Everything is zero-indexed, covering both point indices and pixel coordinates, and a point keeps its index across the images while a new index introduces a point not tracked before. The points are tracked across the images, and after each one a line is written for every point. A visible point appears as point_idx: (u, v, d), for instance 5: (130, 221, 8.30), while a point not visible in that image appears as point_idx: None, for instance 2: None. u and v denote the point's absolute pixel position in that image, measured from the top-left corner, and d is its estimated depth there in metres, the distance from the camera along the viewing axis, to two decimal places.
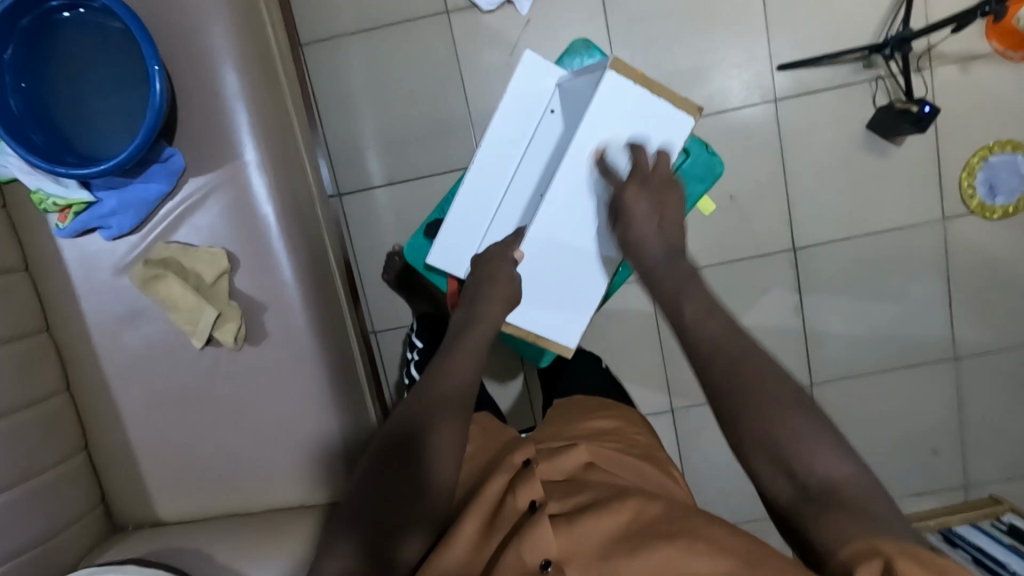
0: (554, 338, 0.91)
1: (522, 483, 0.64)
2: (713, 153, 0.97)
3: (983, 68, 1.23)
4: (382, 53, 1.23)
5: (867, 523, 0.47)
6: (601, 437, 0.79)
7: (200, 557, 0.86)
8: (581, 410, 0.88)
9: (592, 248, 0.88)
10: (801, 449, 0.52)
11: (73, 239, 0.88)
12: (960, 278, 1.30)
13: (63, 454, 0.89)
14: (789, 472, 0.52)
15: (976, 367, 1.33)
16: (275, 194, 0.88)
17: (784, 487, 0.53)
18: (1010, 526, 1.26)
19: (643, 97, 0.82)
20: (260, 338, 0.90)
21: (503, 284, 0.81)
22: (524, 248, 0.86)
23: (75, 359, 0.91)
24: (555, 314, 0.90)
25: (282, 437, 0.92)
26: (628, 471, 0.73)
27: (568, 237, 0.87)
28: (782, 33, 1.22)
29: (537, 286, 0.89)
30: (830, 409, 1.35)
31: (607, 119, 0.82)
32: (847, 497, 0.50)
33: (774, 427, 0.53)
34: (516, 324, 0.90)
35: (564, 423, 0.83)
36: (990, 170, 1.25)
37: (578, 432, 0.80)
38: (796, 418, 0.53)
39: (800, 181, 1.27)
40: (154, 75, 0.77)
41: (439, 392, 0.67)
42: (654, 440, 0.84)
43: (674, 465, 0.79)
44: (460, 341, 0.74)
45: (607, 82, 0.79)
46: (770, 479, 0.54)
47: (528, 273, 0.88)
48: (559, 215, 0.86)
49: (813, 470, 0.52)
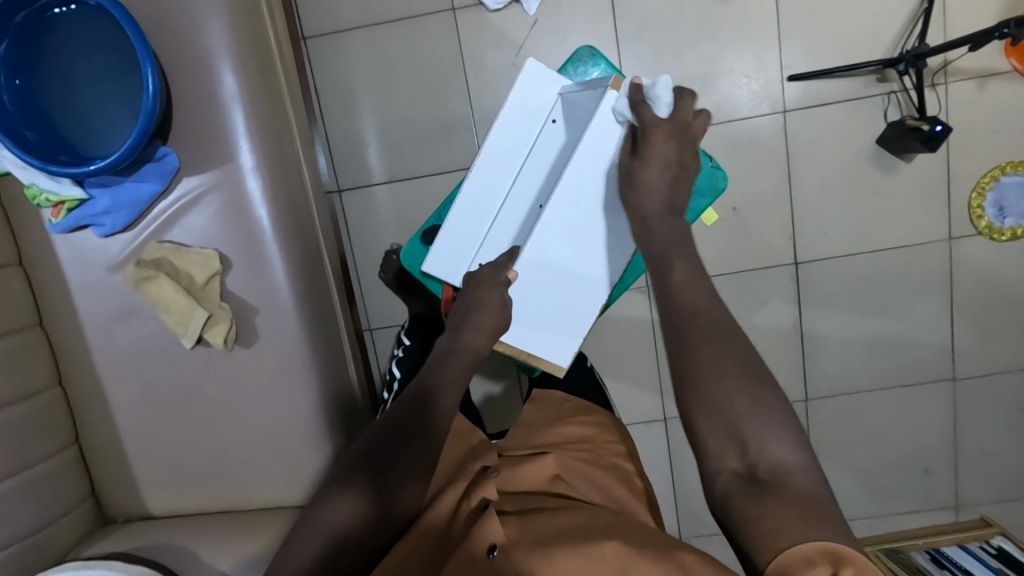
0: (548, 358, 0.88)
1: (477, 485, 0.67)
2: (715, 167, 0.95)
3: (1000, 85, 1.19)
4: (386, 49, 1.22)
5: (802, 504, 0.47)
6: (571, 444, 0.80)
7: (186, 555, 0.87)
8: (555, 412, 0.86)
9: (590, 269, 0.88)
10: (751, 432, 0.52)
11: (67, 234, 0.88)
12: (963, 299, 1.28)
13: (55, 446, 0.90)
14: (742, 455, 0.51)
15: (973, 389, 1.32)
16: (270, 197, 0.88)
17: (733, 467, 0.51)
18: (999, 549, 1.27)
19: None
20: (251, 340, 0.90)
21: (492, 310, 0.80)
22: (519, 268, 0.86)
23: (67, 353, 0.91)
24: (550, 333, 0.89)
25: (270, 439, 0.93)
26: (590, 487, 0.73)
27: (563, 257, 0.87)
28: (795, 43, 1.19)
29: (532, 301, 0.88)
30: (823, 425, 1.35)
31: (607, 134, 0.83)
32: (792, 483, 0.49)
33: (721, 412, 0.53)
34: (508, 341, 0.89)
35: (535, 427, 0.83)
36: (1001, 191, 1.23)
37: (548, 439, 0.80)
38: (749, 402, 0.53)
39: (805, 194, 1.25)
40: (148, 76, 0.76)
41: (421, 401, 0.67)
42: (628, 448, 0.83)
43: (641, 478, 0.79)
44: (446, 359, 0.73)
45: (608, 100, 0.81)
46: (723, 459, 0.52)
47: (521, 293, 0.87)
48: (557, 230, 0.86)
49: (768, 455, 0.51)
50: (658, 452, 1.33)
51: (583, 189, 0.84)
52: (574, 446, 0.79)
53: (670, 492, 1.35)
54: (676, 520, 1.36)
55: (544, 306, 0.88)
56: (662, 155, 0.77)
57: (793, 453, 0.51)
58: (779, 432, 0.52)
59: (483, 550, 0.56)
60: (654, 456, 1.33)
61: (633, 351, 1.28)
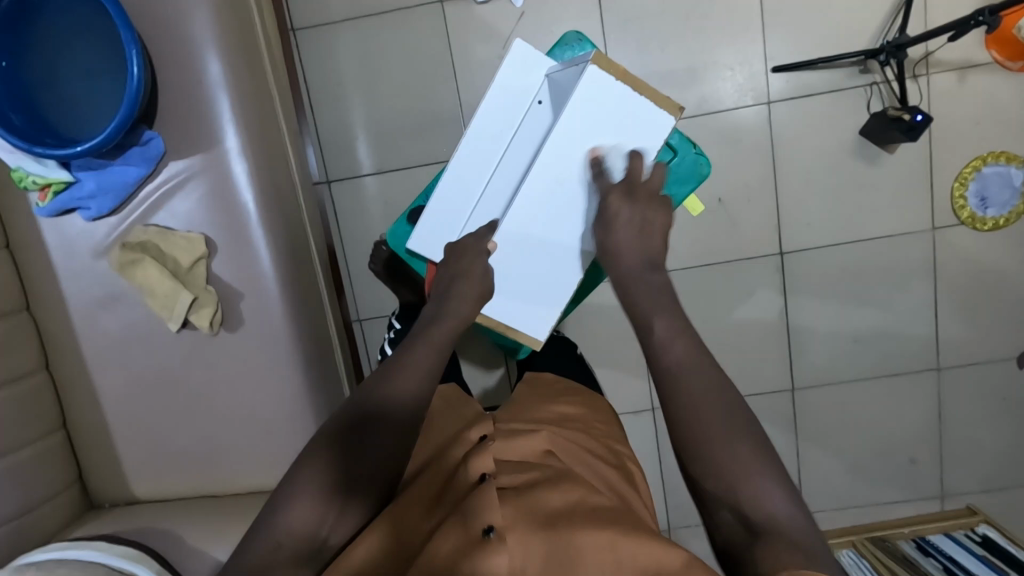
0: (525, 331, 0.89)
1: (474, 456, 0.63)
2: (699, 153, 0.94)
3: (981, 77, 1.21)
4: (374, 42, 1.23)
5: (803, 552, 0.46)
6: (563, 422, 0.78)
7: (171, 537, 0.88)
8: (545, 394, 0.86)
9: (571, 240, 0.86)
10: (745, 480, 0.51)
11: (54, 218, 0.88)
12: (947, 288, 1.30)
13: (41, 430, 0.90)
14: (736, 506, 0.51)
15: (958, 378, 1.33)
16: (255, 182, 0.89)
17: (731, 522, 0.51)
18: (983, 537, 1.28)
19: (624, 94, 0.80)
20: (236, 325, 0.91)
21: (475, 280, 0.75)
22: (498, 239, 0.84)
23: (54, 338, 0.92)
24: (527, 306, 0.88)
25: (256, 423, 0.93)
26: (581, 463, 0.69)
27: (544, 228, 0.85)
28: (778, 35, 1.21)
29: (512, 275, 0.86)
30: (809, 415, 1.36)
31: (586, 113, 0.80)
32: (790, 537, 0.48)
33: (715, 461, 0.53)
34: (491, 315, 0.88)
35: (527, 407, 0.81)
36: (982, 181, 1.24)
37: (540, 415, 0.78)
38: (742, 450, 0.53)
39: (789, 185, 1.26)
40: (132, 60, 0.77)
41: (406, 385, 0.62)
42: (615, 431, 0.82)
43: (632, 460, 0.77)
44: (430, 331, 0.68)
45: (588, 77, 0.77)
46: (718, 508, 0.52)
47: (501, 264, 0.85)
48: (535, 206, 0.84)
49: (761, 509, 0.50)
50: (646, 441, 1.34)
51: (561, 170, 0.83)
52: (567, 425, 0.77)
53: (658, 482, 1.36)
54: (664, 510, 1.37)
55: (526, 282, 0.87)
56: (630, 215, 0.73)
57: (789, 510, 0.50)
58: (772, 483, 0.51)
59: (479, 532, 0.53)
60: (642, 446, 1.34)
61: (619, 340, 1.29)
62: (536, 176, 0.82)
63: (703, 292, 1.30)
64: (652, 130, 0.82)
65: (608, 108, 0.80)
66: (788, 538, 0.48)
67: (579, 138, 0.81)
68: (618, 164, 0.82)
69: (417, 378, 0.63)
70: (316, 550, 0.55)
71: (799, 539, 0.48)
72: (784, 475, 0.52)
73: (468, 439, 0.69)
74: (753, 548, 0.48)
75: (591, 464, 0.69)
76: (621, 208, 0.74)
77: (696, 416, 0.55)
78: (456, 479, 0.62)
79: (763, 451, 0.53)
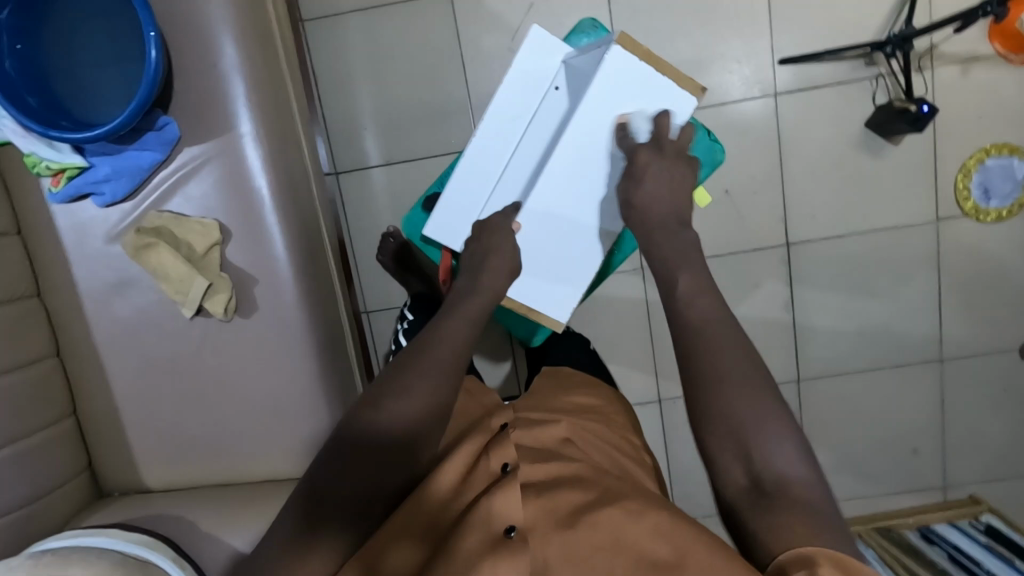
0: (546, 312, 0.89)
1: (497, 446, 0.63)
2: (715, 140, 0.95)
3: (984, 70, 1.23)
4: (383, 33, 1.23)
5: (808, 512, 0.48)
6: (582, 413, 0.78)
7: (183, 524, 0.87)
8: (561, 384, 0.86)
9: (590, 221, 0.86)
10: (759, 442, 0.52)
11: (67, 205, 0.88)
12: (951, 280, 1.31)
13: (52, 417, 0.90)
14: (747, 463, 0.52)
15: (961, 368, 1.34)
16: (269, 168, 0.89)
17: (738, 479, 0.52)
18: (987, 526, 1.29)
19: (647, 74, 0.80)
20: (250, 311, 0.91)
21: (495, 254, 0.75)
22: (522, 219, 0.85)
23: (64, 325, 0.91)
24: (549, 288, 0.88)
25: (269, 410, 0.93)
26: (603, 455, 0.69)
27: (567, 208, 0.86)
28: (785, 28, 1.22)
29: (534, 255, 0.87)
30: (815, 406, 1.37)
31: (609, 93, 0.80)
32: (799, 497, 0.49)
33: (728, 417, 0.53)
34: (511, 296, 0.88)
35: (547, 394, 0.81)
36: (985, 173, 1.26)
37: (559, 405, 0.78)
38: (768, 421, 0.53)
39: (796, 177, 1.27)
40: (150, 42, 0.76)
41: (440, 356, 0.61)
42: (631, 423, 0.82)
43: (648, 454, 0.77)
44: (461, 306, 0.67)
45: (612, 58, 0.78)
46: (727, 466, 0.53)
47: (525, 244, 0.86)
48: (557, 184, 0.84)
49: (772, 468, 0.51)
50: (653, 432, 1.34)
51: (583, 149, 0.83)
52: (587, 415, 0.77)
53: (665, 473, 1.36)
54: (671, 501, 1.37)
55: (547, 262, 0.87)
56: (658, 167, 0.75)
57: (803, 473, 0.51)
58: (784, 444, 0.52)
59: (501, 530, 0.53)
60: (649, 436, 1.34)
61: (627, 332, 1.29)
62: (562, 153, 0.83)
63: None
64: (672, 112, 0.83)
65: (633, 88, 0.81)
66: (795, 501, 0.49)
67: (602, 119, 0.82)
68: (642, 127, 0.82)
69: (449, 352, 0.61)
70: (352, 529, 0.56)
71: (807, 500, 0.49)
72: (799, 437, 0.53)
73: (490, 426, 0.68)
74: (760, 509, 0.50)
75: (612, 456, 0.69)
76: (650, 162, 0.75)
77: (721, 388, 0.54)
78: (477, 468, 0.61)
79: (790, 426, 0.53)
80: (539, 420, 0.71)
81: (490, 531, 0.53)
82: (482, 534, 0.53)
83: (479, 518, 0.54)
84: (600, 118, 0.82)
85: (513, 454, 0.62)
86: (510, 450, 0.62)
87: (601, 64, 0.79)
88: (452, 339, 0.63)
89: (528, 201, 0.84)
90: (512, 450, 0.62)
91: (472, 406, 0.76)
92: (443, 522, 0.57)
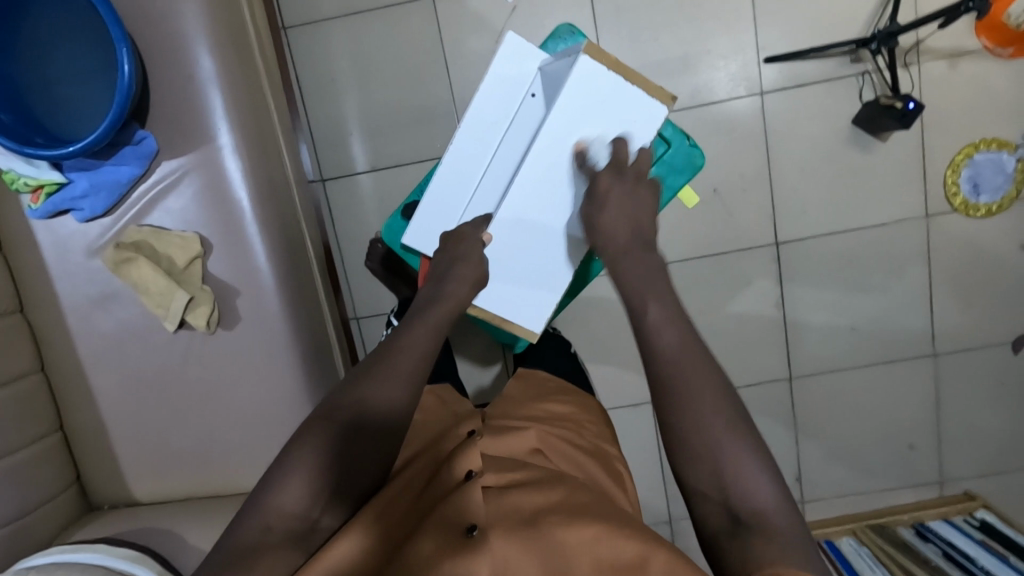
0: (521, 322, 0.89)
1: (462, 452, 0.62)
2: (694, 145, 0.93)
3: (971, 64, 1.22)
4: (366, 38, 1.22)
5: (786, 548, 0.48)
6: (554, 420, 0.77)
7: (170, 537, 0.87)
8: (538, 391, 0.85)
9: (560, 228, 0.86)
10: (732, 476, 0.52)
11: (46, 220, 0.88)
12: (941, 275, 1.30)
13: (38, 433, 0.90)
14: (724, 501, 0.52)
15: (954, 364, 1.34)
16: (249, 180, 0.88)
17: (718, 513, 0.52)
18: (981, 522, 1.29)
19: (614, 84, 0.79)
20: (232, 323, 0.90)
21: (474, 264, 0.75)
22: (495, 230, 0.83)
23: (49, 340, 0.91)
24: (524, 297, 0.89)
25: (255, 421, 0.93)
26: (572, 464, 0.68)
27: (538, 217, 0.85)
28: (770, 25, 1.21)
29: (507, 265, 0.86)
30: (808, 404, 1.36)
31: (579, 103, 0.79)
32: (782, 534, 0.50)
33: (708, 460, 0.53)
34: (486, 305, 0.88)
35: (519, 403, 0.81)
36: (975, 168, 1.25)
37: (531, 413, 0.78)
38: (728, 438, 0.54)
39: (784, 175, 1.26)
40: (122, 57, 0.76)
41: (403, 368, 0.59)
42: (606, 431, 0.81)
43: (622, 462, 0.75)
44: (425, 315, 0.66)
45: (580, 68, 0.77)
46: (705, 503, 0.54)
47: (496, 255, 0.85)
48: (527, 195, 0.83)
49: (749, 500, 0.52)
50: (645, 433, 1.34)
51: (552, 159, 0.82)
52: (557, 423, 0.77)
53: (659, 473, 1.36)
54: (665, 502, 1.37)
55: (521, 269, 0.87)
56: (619, 194, 0.76)
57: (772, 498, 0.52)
58: (761, 477, 0.52)
59: (462, 527, 0.53)
60: (641, 438, 1.34)
61: (617, 333, 1.29)
62: (533, 164, 0.82)
63: (700, 284, 1.31)
64: (641, 117, 0.83)
65: (600, 98, 0.80)
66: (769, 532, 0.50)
67: (570, 128, 0.81)
68: (601, 153, 0.83)
69: (414, 363, 0.60)
70: (307, 531, 0.54)
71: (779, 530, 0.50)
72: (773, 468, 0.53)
73: (458, 434, 0.68)
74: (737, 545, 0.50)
75: (583, 464, 0.68)
76: (611, 186, 0.77)
77: (687, 408, 0.55)
78: (441, 475, 0.61)
79: (753, 442, 0.54)
80: (509, 427, 0.71)
81: (452, 535, 0.52)
82: (440, 541, 0.52)
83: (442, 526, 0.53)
84: (571, 128, 0.81)
85: (477, 461, 0.61)
86: (475, 457, 0.61)
87: (571, 74, 0.77)
88: (414, 348, 0.61)
89: (499, 212, 0.83)
90: (476, 458, 0.62)
91: (443, 413, 0.76)
92: (404, 529, 0.57)
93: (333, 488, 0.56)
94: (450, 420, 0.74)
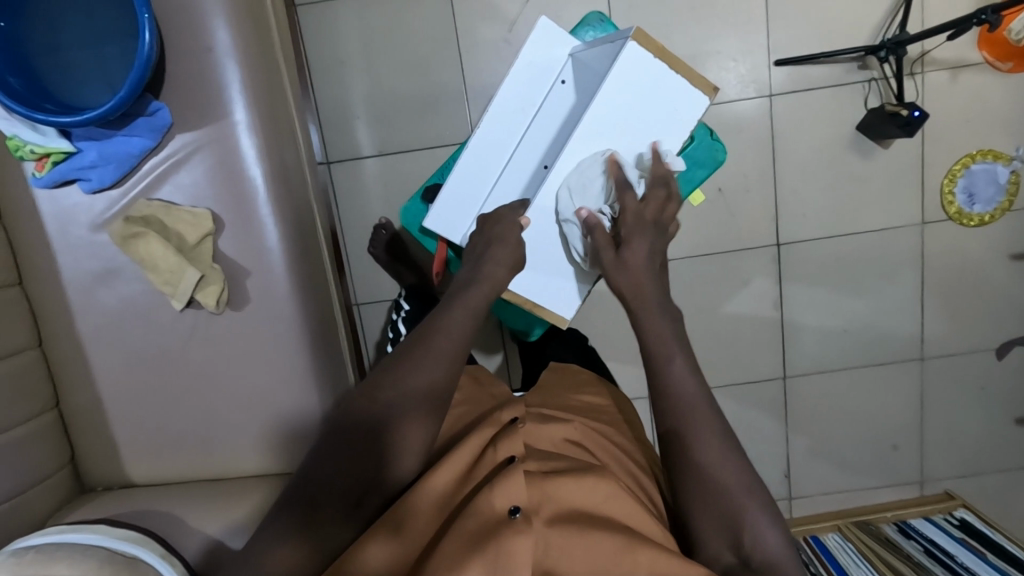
0: (550, 308, 0.89)
1: (505, 437, 0.63)
2: (716, 140, 0.95)
3: (972, 76, 1.25)
4: (379, 20, 1.20)
5: None
6: (591, 412, 0.78)
7: (171, 521, 0.86)
8: (568, 381, 0.85)
9: None
10: (747, 525, 0.58)
11: (49, 190, 0.85)
12: (933, 282, 1.34)
13: (33, 410, 0.87)
14: (734, 544, 0.58)
15: (940, 368, 1.38)
16: (264, 157, 0.86)
17: (727, 557, 0.58)
18: (961, 520, 1.34)
19: (660, 72, 0.81)
20: (242, 303, 0.89)
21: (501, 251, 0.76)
22: (531, 214, 0.84)
23: (47, 314, 0.88)
24: (554, 283, 0.89)
25: (259, 404, 0.91)
26: (608, 454, 0.69)
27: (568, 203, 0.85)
28: (782, 29, 1.22)
29: (540, 248, 0.87)
30: (799, 403, 1.39)
31: (622, 90, 0.81)
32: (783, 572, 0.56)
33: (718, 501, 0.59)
34: (516, 290, 0.87)
35: (556, 392, 0.81)
36: (970, 178, 1.28)
37: (568, 403, 0.78)
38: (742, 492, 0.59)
39: (788, 177, 1.28)
40: (144, 25, 0.75)
41: (440, 348, 0.64)
42: (639, 425, 0.82)
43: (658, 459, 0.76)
44: (466, 296, 0.70)
45: (625, 54, 0.78)
46: (714, 546, 0.59)
47: (533, 239, 0.86)
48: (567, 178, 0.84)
49: (757, 545, 0.57)
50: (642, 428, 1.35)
51: (597, 138, 0.83)
52: (593, 414, 0.77)
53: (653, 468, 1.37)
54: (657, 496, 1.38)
55: (549, 255, 0.87)
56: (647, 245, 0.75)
57: (776, 541, 0.58)
58: (771, 526, 0.58)
59: (504, 511, 0.54)
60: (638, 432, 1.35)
61: (619, 328, 1.29)
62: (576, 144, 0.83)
63: (701, 281, 1.32)
64: (683, 110, 0.84)
65: (646, 86, 0.81)
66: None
67: (617, 110, 0.82)
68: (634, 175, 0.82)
69: (450, 342, 0.64)
70: (352, 506, 0.58)
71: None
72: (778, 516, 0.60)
73: (500, 417, 0.68)
74: None
75: (619, 454, 0.69)
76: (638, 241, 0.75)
77: (705, 472, 0.60)
78: (484, 459, 0.61)
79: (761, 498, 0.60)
80: (550, 414, 0.71)
81: (494, 513, 0.54)
82: (480, 522, 0.54)
83: (483, 503, 0.54)
84: (611, 111, 0.82)
85: (520, 447, 0.62)
86: (518, 445, 0.62)
87: (617, 60, 0.79)
88: (453, 331, 0.65)
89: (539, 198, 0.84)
90: (520, 444, 0.62)
91: (482, 395, 0.76)
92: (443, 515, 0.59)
93: (371, 463, 0.59)
94: (490, 404, 0.75)
